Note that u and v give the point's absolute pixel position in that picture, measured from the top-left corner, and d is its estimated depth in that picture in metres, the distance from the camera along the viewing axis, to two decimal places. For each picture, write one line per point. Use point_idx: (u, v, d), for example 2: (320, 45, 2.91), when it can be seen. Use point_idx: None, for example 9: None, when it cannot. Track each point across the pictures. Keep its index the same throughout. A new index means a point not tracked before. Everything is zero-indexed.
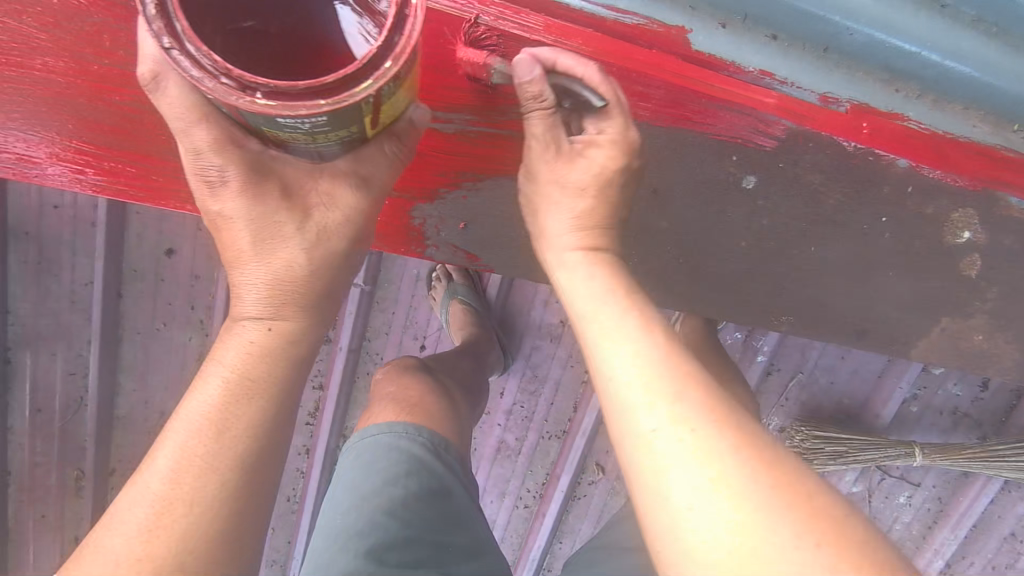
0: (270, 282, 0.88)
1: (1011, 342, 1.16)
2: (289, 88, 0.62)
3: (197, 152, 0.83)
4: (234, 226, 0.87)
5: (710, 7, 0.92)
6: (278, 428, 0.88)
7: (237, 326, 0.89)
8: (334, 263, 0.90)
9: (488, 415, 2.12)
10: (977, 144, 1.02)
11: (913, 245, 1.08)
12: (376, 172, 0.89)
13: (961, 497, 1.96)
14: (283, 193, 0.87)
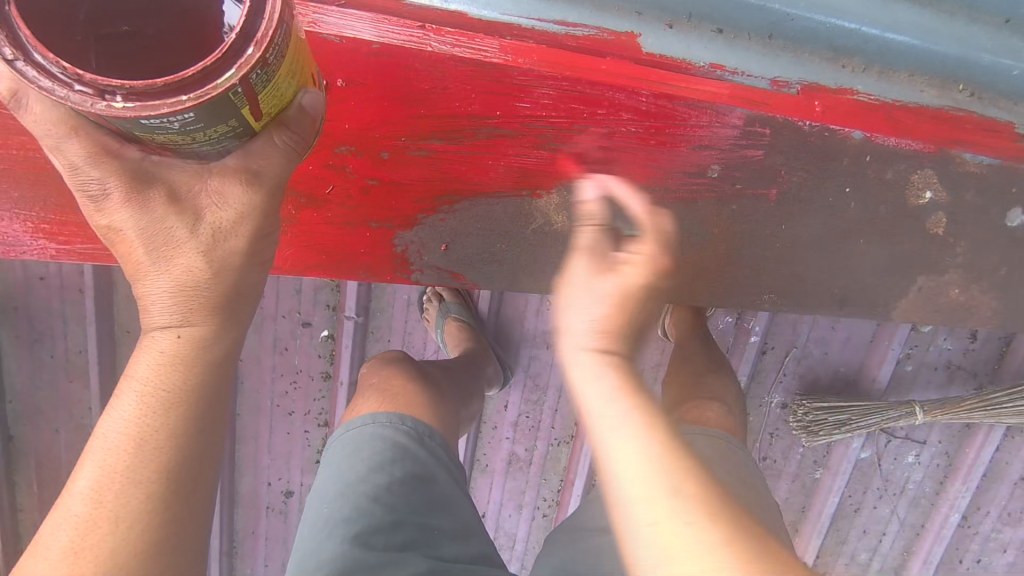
0: (176, 288, 0.83)
1: (988, 293, 1.20)
2: (148, 86, 0.61)
3: (70, 167, 0.76)
4: (125, 233, 0.81)
5: (657, 11, 0.98)
6: (205, 437, 0.84)
7: (148, 338, 0.84)
8: (241, 260, 0.84)
9: (494, 428, 2.12)
10: (927, 108, 1.08)
11: (881, 211, 1.10)
12: (269, 170, 0.80)
13: (967, 450, 1.99)
14: (170, 195, 0.79)
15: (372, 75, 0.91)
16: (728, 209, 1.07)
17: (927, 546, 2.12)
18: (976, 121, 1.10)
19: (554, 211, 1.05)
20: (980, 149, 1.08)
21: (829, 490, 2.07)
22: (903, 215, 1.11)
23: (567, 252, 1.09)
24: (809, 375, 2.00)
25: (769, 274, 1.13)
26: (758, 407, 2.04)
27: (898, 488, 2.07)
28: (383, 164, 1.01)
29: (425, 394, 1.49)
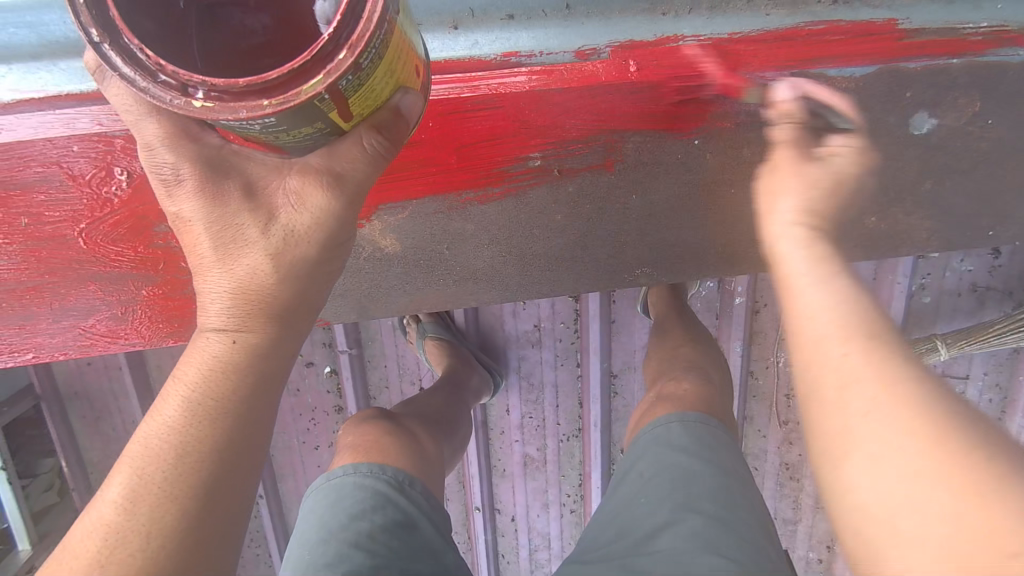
0: (236, 290, 0.84)
1: (914, 212, 1.10)
2: (229, 84, 0.57)
3: (150, 146, 0.78)
4: (190, 225, 0.82)
5: (439, 16, 0.97)
6: (244, 454, 0.81)
7: (204, 338, 0.85)
8: (296, 272, 0.84)
9: (503, 433, 2.13)
10: (774, 31, 1.00)
11: (753, 156, 1.01)
12: (351, 169, 0.77)
13: (1021, 377, 1.75)
14: (246, 187, 0.80)
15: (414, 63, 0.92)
16: (566, 193, 1.01)
17: None
18: (848, 28, 1.01)
19: (380, 235, 1.03)
20: (849, 61, 0.98)
21: None
22: (776, 150, 1.01)
23: (409, 270, 1.08)
24: None
25: (634, 244, 1.08)
26: (764, 368, 1.91)
27: None
28: None
29: (405, 444, 1.43)
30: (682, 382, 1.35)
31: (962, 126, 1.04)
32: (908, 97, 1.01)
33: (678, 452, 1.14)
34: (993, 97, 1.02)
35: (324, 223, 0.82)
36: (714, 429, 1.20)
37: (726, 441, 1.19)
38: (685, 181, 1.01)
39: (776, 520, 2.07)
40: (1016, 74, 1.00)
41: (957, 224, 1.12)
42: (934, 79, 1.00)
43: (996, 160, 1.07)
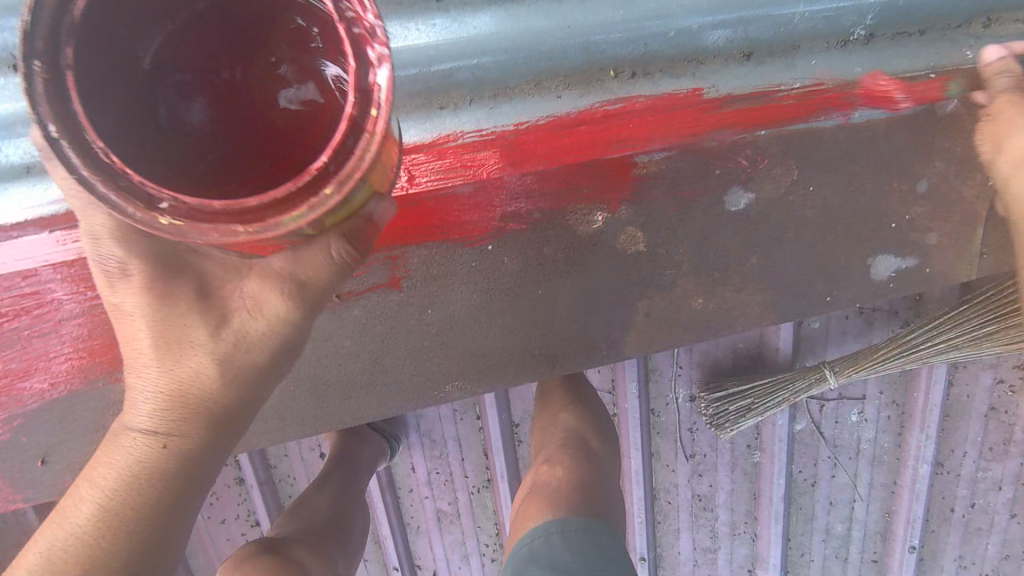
0: (160, 404, 0.75)
1: (743, 288, 1.01)
2: (200, 205, 0.48)
3: (95, 238, 0.72)
4: (123, 319, 0.74)
5: None
6: (163, 551, 0.78)
7: (128, 435, 0.77)
8: (238, 382, 0.75)
9: (412, 490, 2.05)
10: (568, 116, 0.88)
11: (555, 253, 0.92)
12: (315, 280, 0.69)
13: (914, 394, 1.76)
14: (199, 289, 0.72)
15: None
16: (352, 316, 0.92)
17: (906, 503, 1.88)
18: (659, 103, 0.90)
19: None
20: (649, 144, 0.90)
21: (772, 472, 1.88)
22: (579, 243, 0.92)
23: None
24: (709, 360, 1.79)
25: (438, 358, 0.96)
26: (664, 405, 1.86)
27: (851, 450, 1.86)
28: None
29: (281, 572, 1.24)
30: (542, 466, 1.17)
31: (782, 197, 0.96)
32: (717, 174, 0.93)
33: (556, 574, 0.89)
34: (812, 165, 0.96)
35: (277, 331, 0.72)
36: (596, 535, 0.96)
37: (606, 544, 0.95)
38: (483, 288, 0.92)
39: (696, 551, 2.05)
40: (831, 141, 0.95)
41: (795, 290, 1.03)
42: (737, 158, 0.93)
43: (825, 226, 1.00)
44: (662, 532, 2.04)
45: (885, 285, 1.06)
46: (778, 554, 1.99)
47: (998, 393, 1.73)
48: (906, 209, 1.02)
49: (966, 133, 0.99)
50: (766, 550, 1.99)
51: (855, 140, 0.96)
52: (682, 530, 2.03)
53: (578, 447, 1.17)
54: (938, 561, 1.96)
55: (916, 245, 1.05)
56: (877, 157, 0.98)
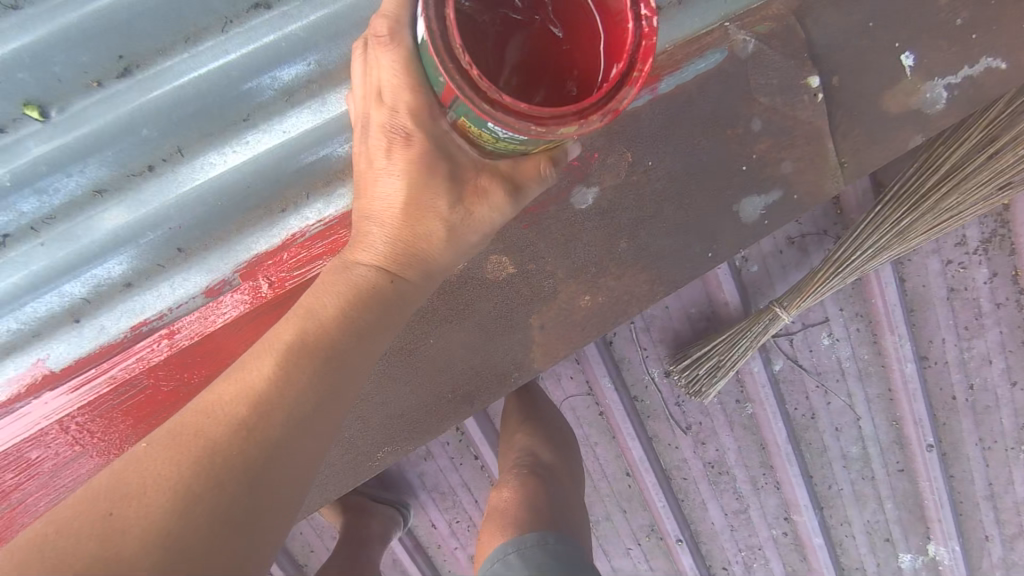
0: (393, 253, 0.81)
1: (624, 274, 1.04)
2: (514, 104, 0.53)
3: (393, 108, 0.71)
4: (388, 178, 0.76)
5: (54, 315, 0.89)
6: (264, 512, 0.67)
7: (319, 293, 0.81)
8: (362, 319, 0.80)
9: (440, 546, 2.04)
10: None
11: (433, 303, 0.97)
12: (529, 184, 0.75)
13: (872, 300, 1.72)
14: (449, 172, 0.74)
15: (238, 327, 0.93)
16: None
17: (907, 406, 1.84)
18: None
19: None
20: None
21: (769, 417, 1.85)
22: (452, 287, 0.97)
23: None
24: (668, 333, 1.80)
25: (362, 432, 1.01)
26: (644, 389, 1.88)
27: (836, 372, 1.85)
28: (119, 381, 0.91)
29: None
30: (506, 488, 1.22)
31: (626, 179, 1.01)
32: (554, 181, 0.98)
33: None
34: (641, 142, 1.00)
35: (455, 239, 0.80)
36: (553, 545, 1.03)
37: (559, 550, 1.02)
38: (384, 353, 0.97)
39: (728, 516, 2.05)
40: (650, 118, 1.00)
41: (675, 258, 1.06)
42: (568, 160, 0.98)
43: (678, 193, 1.03)
44: (690, 508, 2.05)
45: (759, 225, 1.08)
46: (806, 494, 1.96)
47: (952, 274, 1.71)
48: (750, 150, 1.05)
49: (774, 64, 1.02)
50: (793, 494, 1.96)
51: (672, 108, 1.00)
52: (707, 501, 2.03)
53: (533, 470, 1.25)
54: (962, 452, 1.92)
55: (775, 177, 1.07)
56: (701, 115, 1.02)
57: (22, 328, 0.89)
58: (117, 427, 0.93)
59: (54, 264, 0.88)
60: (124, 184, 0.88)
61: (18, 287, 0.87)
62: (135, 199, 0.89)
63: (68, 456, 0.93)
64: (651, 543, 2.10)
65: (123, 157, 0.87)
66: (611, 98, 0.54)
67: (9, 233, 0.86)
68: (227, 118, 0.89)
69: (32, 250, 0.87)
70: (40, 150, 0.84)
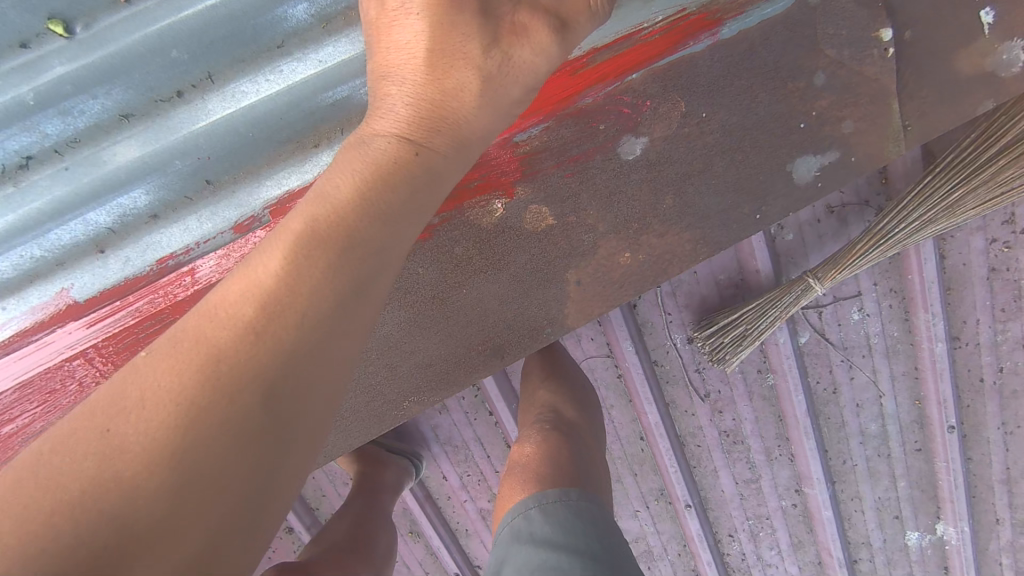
0: (415, 117, 0.79)
1: (667, 231, 0.99)
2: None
3: None
4: (410, 19, 0.77)
5: (78, 245, 0.86)
6: (280, 425, 0.63)
7: (327, 177, 0.74)
8: (381, 201, 0.73)
9: (450, 497, 2.04)
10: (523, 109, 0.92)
11: (466, 249, 0.93)
12: (577, 18, 0.78)
13: (909, 276, 1.67)
14: (482, 6, 0.78)
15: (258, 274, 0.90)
16: None
17: (932, 385, 1.80)
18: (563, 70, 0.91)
19: None
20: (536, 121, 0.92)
21: (789, 390, 1.82)
22: (485, 236, 0.93)
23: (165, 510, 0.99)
24: (695, 299, 1.75)
25: (388, 380, 0.98)
26: (665, 354, 1.84)
27: (862, 348, 1.81)
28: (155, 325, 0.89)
29: None
30: (526, 444, 1.21)
31: (677, 132, 0.95)
32: (601, 130, 0.93)
33: (531, 543, 0.95)
34: (696, 91, 0.94)
35: (488, 92, 0.81)
36: (577, 504, 1.01)
37: (584, 510, 1.00)
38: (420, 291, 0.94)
39: (738, 485, 2.04)
40: (708, 66, 0.93)
41: (721, 218, 1.01)
42: (615, 110, 0.93)
43: (731, 149, 0.98)
44: (700, 474, 2.04)
45: (812, 187, 1.02)
46: (820, 469, 1.94)
47: (995, 253, 1.64)
48: (810, 106, 0.98)
49: (844, 13, 0.95)
50: (808, 467, 1.95)
51: (731, 55, 0.94)
52: (720, 469, 2.02)
53: (555, 426, 1.23)
54: (982, 435, 1.89)
55: (833, 138, 1.01)
56: (761, 65, 0.95)
57: (46, 255, 0.85)
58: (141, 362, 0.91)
59: (79, 191, 0.84)
60: (151, 110, 0.84)
61: (42, 213, 0.83)
62: (162, 125, 0.84)
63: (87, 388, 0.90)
64: (659, 507, 2.10)
65: (151, 81, 0.82)
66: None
67: (31, 155, 0.82)
68: (260, 45, 0.83)
69: (56, 174, 0.83)
70: (64, 69, 0.79)
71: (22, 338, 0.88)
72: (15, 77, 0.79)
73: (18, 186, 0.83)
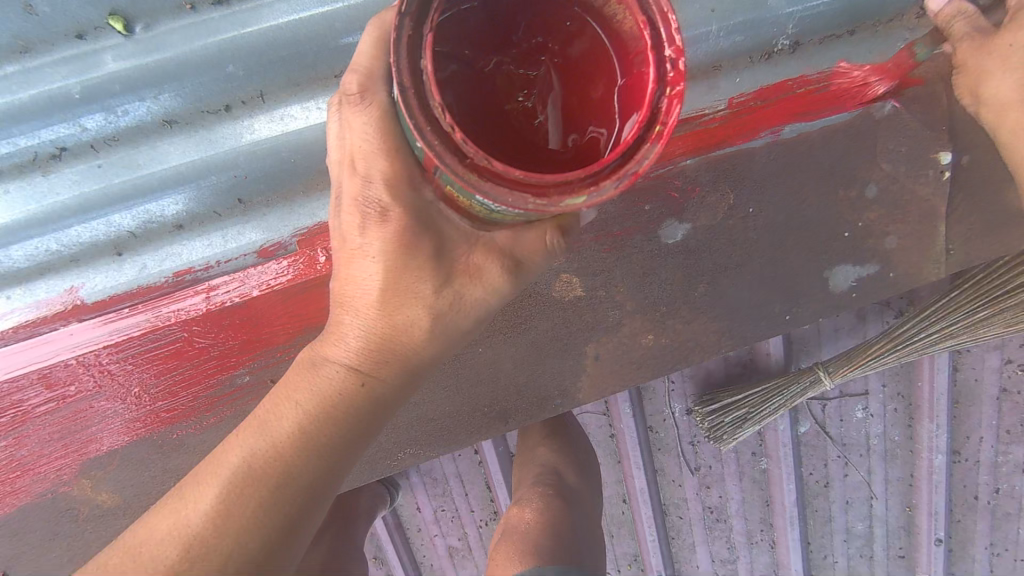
0: (367, 352, 0.71)
1: (694, 319, 0.97)
2: (507, 174, 0.45)
3: (364, 176, 0.64)
4: (368, 259, 0.68)
5: (96, 246, 0.83)
6: None
7: (271, 406, 0.73)
8: (325, 435, 0.71)
9: (421, 530, 1.96)
10: None
11: (492, 311, 0.90)
12: (532, 260, 0.69)
13: (919, 383, 1.65)
14: (436, 248, 0.66)
15: (275, 306, 0.87)
16: None
17: (927, 496, 1.76)
18: None
19: (90, 490, 0.90)
20: None
21: (782, 477, 1.77)
22: (514, 300, 0.91)
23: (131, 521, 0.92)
24: (701, 371, 1.69)
25: (387, 429, 0.96)
26: (662, 422, 1.77)
27: (861, 448, 1.77)
28: (160, 337, 0.86)
29: None
30: (525, 507, 1.17)
31: (721, 222, 0.93)
32: (646, 209, 0.91)
33: None
34: (747, 186, 0.92)
35: (442, 329, 0.71)
36: None
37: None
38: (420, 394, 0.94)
39: (714, 564, 1.97)
40: (763, 162, 0.92)
41: (752, 313, 0.99)
42: (663, 191, 0.91)
43: (772, 248, 0.96)
44: (677, 547, 1.96)
45: (847, 296, 1.00)
46: (799, 561, 1.90)
47: (1008, 374, 1.63)
48: (858, 216, 0.96)
49: (908, 132, 0.93)
50: (787, 557, 1.90)
51: (789, 156, 0.92)
52: (698, 545, 1.95)
53: (555, 490, 1.20)
54: (969, 552, 1.84)
55: (876, 251, 0.98)
56: (814, 169, 0.93)
57: (61, 251, 0.82)
58: (140, 372, 0.87)
59: (107, 190, 0.81)
60: (196, 120, 0.81)
61: (65, 207, 0.81)
62: (203, 137, 0.82)
63: (78, 390, 0.86)
64: (629, 573, 2.03)
65: (202, 92, 0.80)
66: (630, 158, 0.47)
67: (66, 147, 0.80)
68: (318, 71, 0.82)
69: (88, 170, 0.81)
70: (116, 67, 0.77)
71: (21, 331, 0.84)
72: (64, 68, 0.77)
73: (46, 176, 0.80)
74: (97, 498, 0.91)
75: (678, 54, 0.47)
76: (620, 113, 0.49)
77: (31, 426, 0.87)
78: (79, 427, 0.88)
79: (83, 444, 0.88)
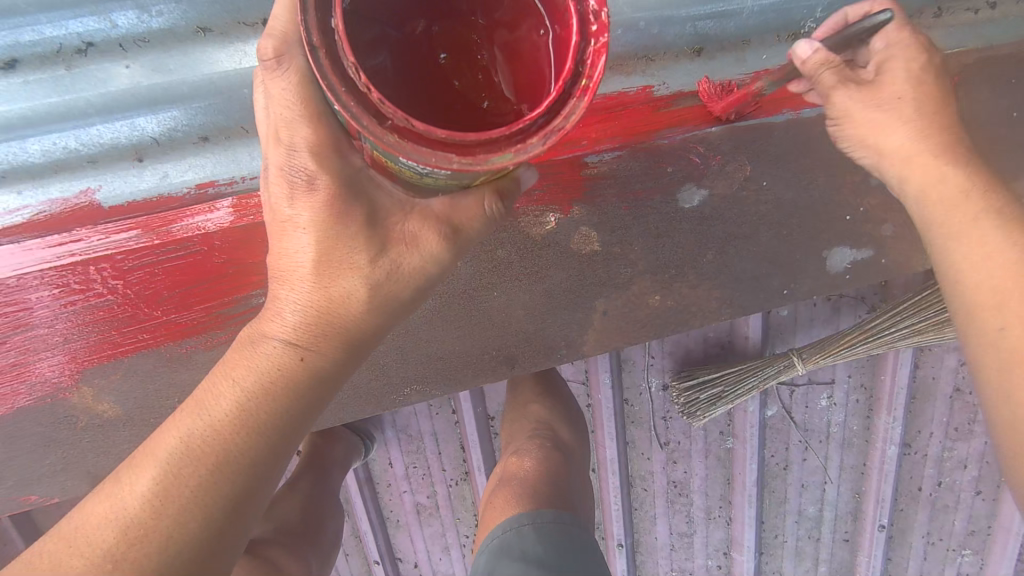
0: (304, 326, 0.69)
1: (700, 284, 1.01)
2: (425, 132, 0.46)
3: (290, 147, 0.63)
4: (298, 232, 0.66)
5: (115, 149, 0.82)
6: None
7: (209, 388, 0.70)
8: (265, 410, 0.68)
9: (391, 485, 1.97)
10: (615, 113, 0.91)
11: (511, 255, 0.93)
12: (469, 226, 0.68)
13: (882, 377, 1.74)
14: (369, 215, 0.65)
15: None
16: None
17: (875, 484, 1.87)
18: (649, 97, 0.91)
19: (92, 399, 0.89)
20: (614, 142, 0.92)
21: (746, 457, 1.86)
22: (532, 246, 0.93)
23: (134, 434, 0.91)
24: (680, 349, 1.74)
25: (393, 363, 0.97)
26: (638, 396, 1.82)
27: (822, 434, 1.86)
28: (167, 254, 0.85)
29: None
30: (524, 459, 1.20)
31: (736, 193, 0.97)
32: (668, 171, 0.94)
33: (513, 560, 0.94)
34: (764, 160, 0.96)
35: (379, 301, 0.69)
36: (569, 527, 1.02)
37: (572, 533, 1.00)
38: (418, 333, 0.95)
39: (672, 536, 2.05)
40: (781, 139, 0.96)
41: (754, 283, 1.03)
42: (687, 155, 0.94)
43: (779, 223, 1.00)
44: (638, 518, 2.03)
45: (841, 277, 1.05)
46: (752, 537, 1.99)
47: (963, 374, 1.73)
48: (860, 201, 1.01)
49: None
50: (741, 533, 1.99)
51: (805, 135, 0.96)
52: (658, 517, 2.02)
53: (551, 445, 1.24)
54: (907, 539, 1.97)
55: (873, 236, 1.03)
56: (827, 151, 0.97)
57: (79, 149, 0.80)
58: (149, 284, 0.86)
59: (136, 92, 0.79)
60: (233, 32, 0.80)
61: (90, 104, 0.79)
62: (239, 49, 0.81)
63: (82, 297, 0.85)
64: None
65: (242, 3, 0.79)
66: (556, 114, 0.48)
67: (94, 43, 0.78)
68: None
69: (116, 70, 0.79)
70: None
71: (32, 228, 0.82)
72: None
73: (72, 71, 0.78)
74: (98, 407, 0.90)
75: (600, 5, 0.47)
76: (550, 65, 0.49)
77: (35, 327, 0.85)
78: (81, 336, 0.87)
79: (88, 352, 0.87)
